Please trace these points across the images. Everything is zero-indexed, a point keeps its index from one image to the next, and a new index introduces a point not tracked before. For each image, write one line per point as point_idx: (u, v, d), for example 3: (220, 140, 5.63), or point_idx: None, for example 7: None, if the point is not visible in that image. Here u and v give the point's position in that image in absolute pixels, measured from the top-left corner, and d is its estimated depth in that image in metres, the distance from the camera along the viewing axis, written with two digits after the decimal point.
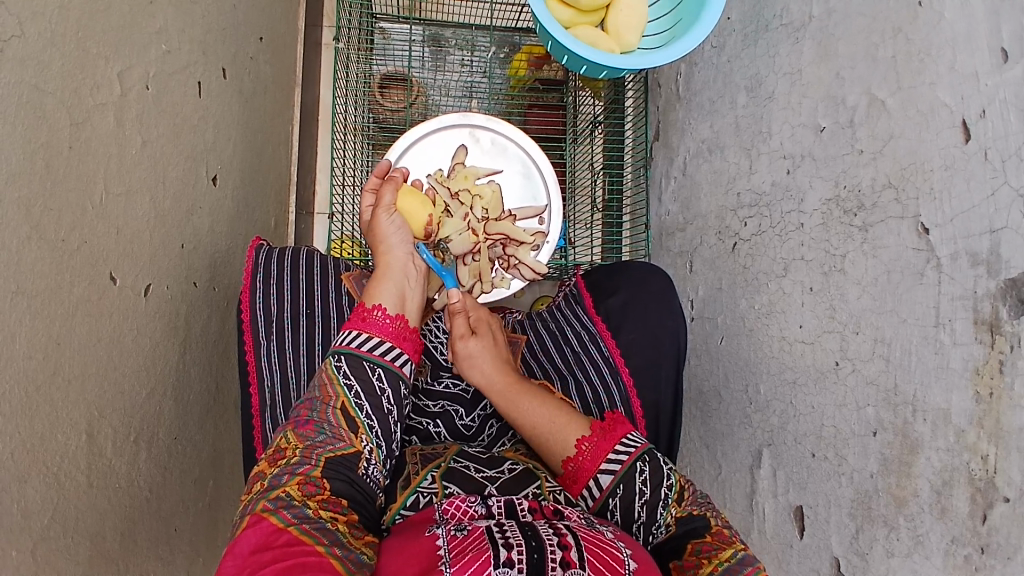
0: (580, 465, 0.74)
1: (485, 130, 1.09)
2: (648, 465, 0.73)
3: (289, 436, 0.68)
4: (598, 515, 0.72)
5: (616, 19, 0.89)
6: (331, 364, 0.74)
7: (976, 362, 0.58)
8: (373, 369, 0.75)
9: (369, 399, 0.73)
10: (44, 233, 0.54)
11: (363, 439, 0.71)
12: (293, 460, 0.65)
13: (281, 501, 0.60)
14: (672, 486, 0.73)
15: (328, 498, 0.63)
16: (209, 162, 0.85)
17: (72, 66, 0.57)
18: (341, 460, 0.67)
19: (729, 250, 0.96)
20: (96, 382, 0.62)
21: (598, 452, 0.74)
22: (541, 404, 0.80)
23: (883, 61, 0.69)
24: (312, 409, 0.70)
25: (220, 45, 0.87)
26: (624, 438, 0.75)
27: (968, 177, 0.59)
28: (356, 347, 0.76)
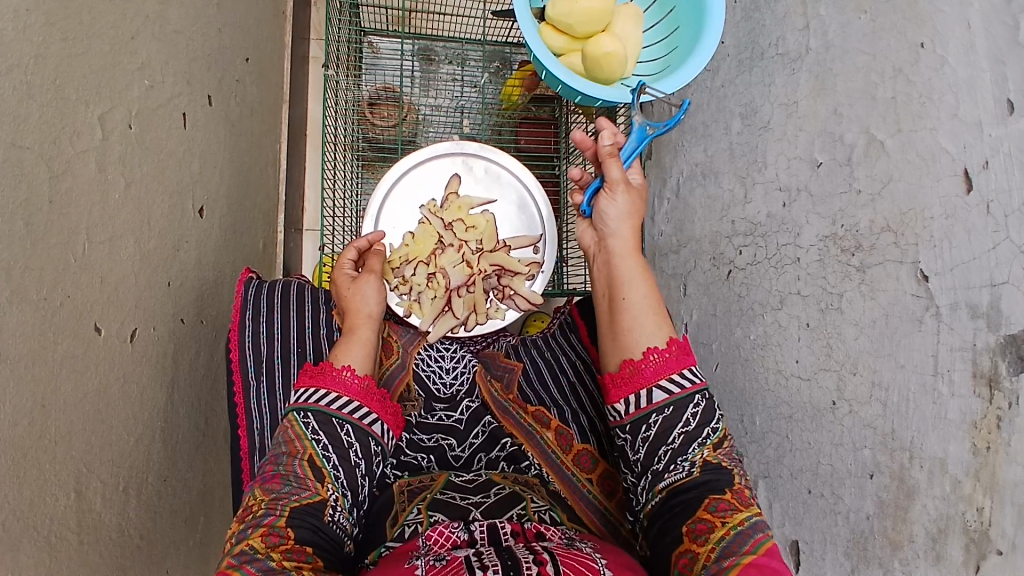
0: (639, 371, 0.72)
1: (479, 159, 1.07)
2: (703, 403, 0.72)
3: (255, 492, 0.67)
4: (634, 423, 0.72)
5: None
6: (297, 421, 0.72)
7: (974, 416, 0.58)
8: (342, 426, 0.73)
9: (337, 451, 0.71)
10: (26, 294, 0.52)
11: (331, 487, 0.70)
12: (258, 513, 0.64)
13: (245, 555, 0.60)
14: (716, 431, 0.71)
15: (293, 547, 0.62)
16: (196, 194, 0.83)
17: (52, 115, 0.55)
18: (307, 511, 0.66)
19: (723, 277, 0.96)
20: (83, 439, 0.60)
21: (666, 367, 0.72)
22: (648, 289, 0.76)
23: (882, 102, 0.68)
24: (277, 463, 0.69)
25: (205, 72, 0.84)
26: (688, 367, 0.73)
27: (969, 229, 0.59)
28: (325, 404, 0.73)
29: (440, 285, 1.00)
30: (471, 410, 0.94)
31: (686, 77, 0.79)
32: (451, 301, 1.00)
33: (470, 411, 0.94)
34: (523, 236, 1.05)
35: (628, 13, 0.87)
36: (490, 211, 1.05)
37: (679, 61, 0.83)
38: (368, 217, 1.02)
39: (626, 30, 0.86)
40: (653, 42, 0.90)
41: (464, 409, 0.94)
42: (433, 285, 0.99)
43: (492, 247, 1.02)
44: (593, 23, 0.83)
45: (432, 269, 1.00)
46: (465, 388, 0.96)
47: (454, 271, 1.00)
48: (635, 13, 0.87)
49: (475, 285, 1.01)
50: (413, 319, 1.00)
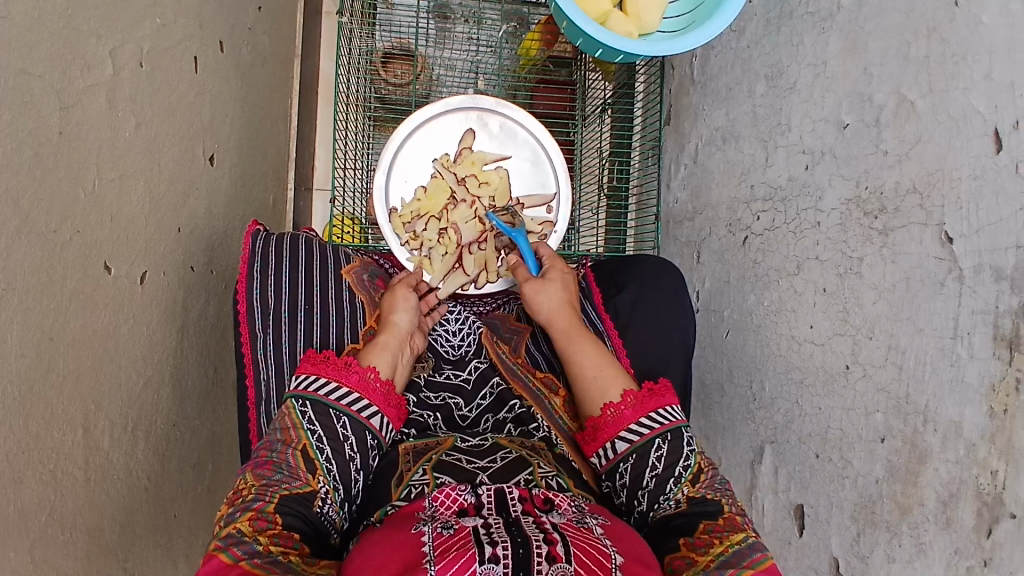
0: (602, 425, 0.76)
1: (493, 114, 1.04)
2: (667, 443, 0.72)
3: (246, 476, 0.66)
4: (610, 472, 0.73)
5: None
6: (294, 408, 0.72)
7: (992, 379, 0.58)
8: (337, 417, 0.72)
9: (332, 444, 0.70)
10: (34, 226, 0.51)
11: (322, 480, 0.68)
12: (247, 498, 0.63)
13: (231, 538, 0.58)
14: (690, 466, 0.71)
15: (280, 532, 0.60)
16: (206, 142, 0.82)
17: (63, 45, 0.53)
18: (295, 500, 0.64)
19: (739, 243, 0.95)
20: (92, 377, 0.60)
21: (634, 410, 0.74)
22: (596, 354, 0.82)
23: (915, 61, 0.66)
24: (271, 450, 0.69)
25: (217, 16, 0.82)
26: (654, 409, 0.74)
27: (998, 191, 0.57)
28: (323, 394, 0.73)
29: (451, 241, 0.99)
30: (478, 370, 0.94)
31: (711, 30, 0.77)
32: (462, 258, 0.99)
33: (478, 372, 0.95)
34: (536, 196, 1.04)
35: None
36: (503, 168, 1.04)
37: (704, 17, 0.81)
38: (380, 169, 0.99)
39: None
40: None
41: (472, 370, 0.95)
42: (444, 241, 0.99)
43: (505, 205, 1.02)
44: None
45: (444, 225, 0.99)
46: (473, 349, 0.97)
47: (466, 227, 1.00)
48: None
49: (486, 243, 1.00)
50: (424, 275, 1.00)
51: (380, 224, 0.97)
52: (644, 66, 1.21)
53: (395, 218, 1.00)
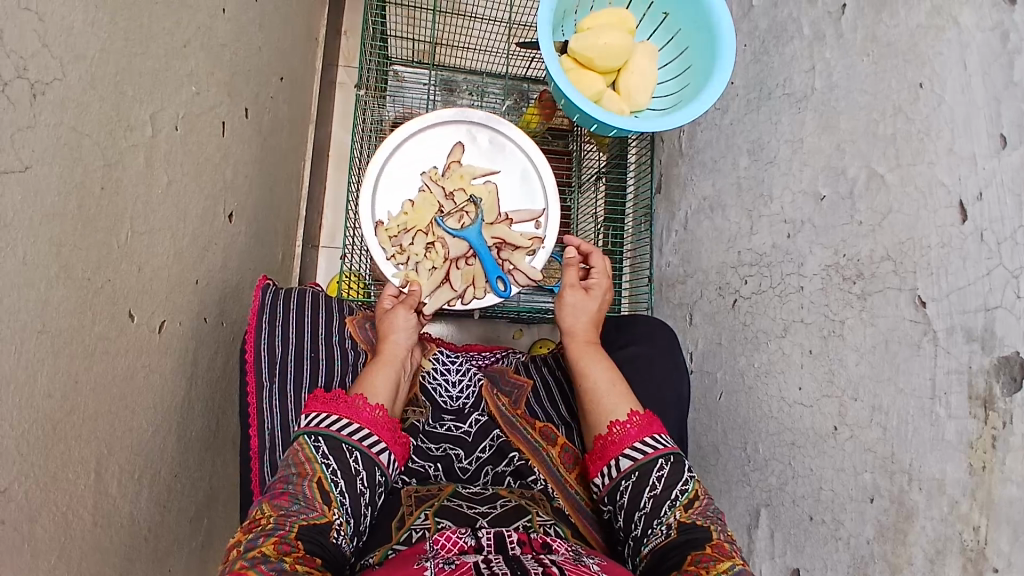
0: (608, 441, 0.77)
1: (482, 129, 1.09)
2: (669, 465, 0.74)
3: (264, 506, 0.67)
4: (609, 492, 0.75)
5: (627, 80, 0.91)
6: (308, 444, 0.73)
7: (970, 437, 0.60)
8: (351, 452, 0.74)
9: (345, 478, 0.72)
10: (71, 272, 0.55)
11: (336, 512, 0.70)
12: (266, 527, 0.64)
13: (257, 558, 0.59)
14: (687, 491, 0.72)
15: (303, 555, 0.62)
16: (227, 200, 0.87)
17: (110, 107, 0.58)
18: (314, 530, 0.66)
19: (729, 306, 0.99)
20: (107, 421, 0.62)
21: (640, 431, 0.76)
22: (607, 372, 0.83)
23: (883, 138, 0.72)
24: (286, 483, 0.70)
25: (244, 86, 0.89)
26: (656, 434, 0.76)
27: (964, 256, 0.62)
28: (336, 430, 0.75)
29: (438, 255, 1.03)
30: (480, 423, 0.94)
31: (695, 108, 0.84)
32: (450, 274, 1.03)
33: (479, 425, 0.95)
34: (524, 211, 1.07)
35: (644, 50, 0.91)
36: (491, 181, 1.08)
37: (691, 97, 0.89)
38: (368, 178, 1.03)
39: (643, 66, 0.91)
40: (668, 78, 0.95)
41: (473, 422, 0.95)
42: (431, 255, 1.02)
43: (491, 220, 1.06)
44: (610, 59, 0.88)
45: (432, 240, 1.03)
46: (471, 402, 0.97)
47: (454, 241, 1.03)
48: (651, 50, 0.92)
49: (472, 259, 1.03)
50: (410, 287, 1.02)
51: (367, 236, 1.00)
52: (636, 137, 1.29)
53: (382, 231, 1.03)
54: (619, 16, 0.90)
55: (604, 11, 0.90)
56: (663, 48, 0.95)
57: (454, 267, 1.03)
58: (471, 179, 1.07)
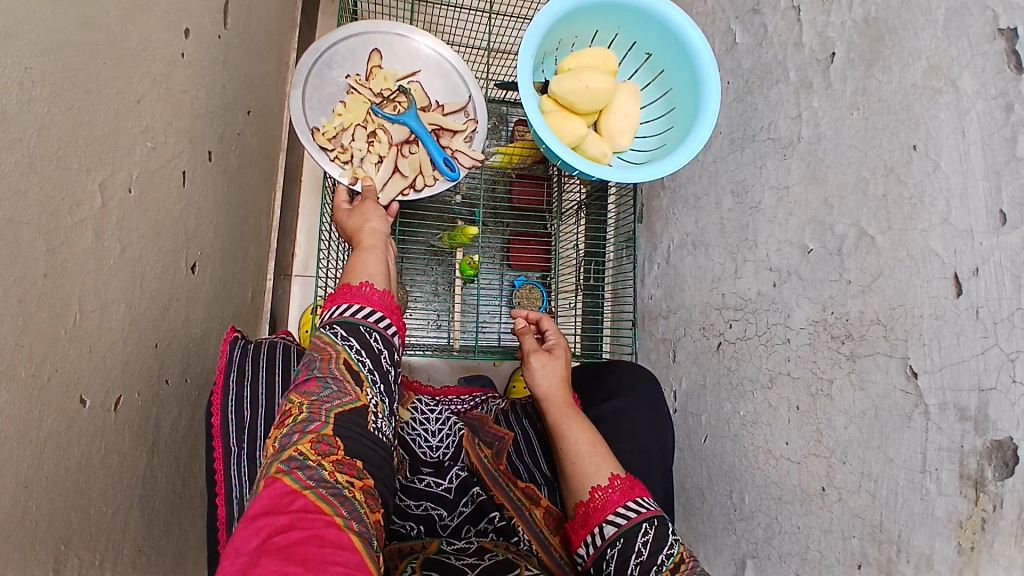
0: (590, 510, 0.73)
1: (395, 35, 1.04)
2: (653, 529, 0.70)
3: (291, 397, 0.60)
4: (596, 562, 0.71)
5: (610, 122, 0.89)
6: (325, 330, 0.65)
7: (959, 516, 0.59)
8: (370, 333, 0.67)
9: (372, 359, 0.65)
10: (15, 372, 0.50)
11: (370, 393, 0.63)
12: (300, 418, 0.57)
13: (295, 462, 0.53)
14: (673, 555, 0.68)
15: (343, 459, 0.55)
16: (190, 251, 0.82)
17: (53, 187, 0.54)
18: (349, 418, 0.59)
19: (713, 348, 0.97)
20: (63, 516, 0.58)
21: (620, 497, 0.73)
22: (583, 430, 0.81)
23: (874, 198, 0.70)
24: (311, 366, 0.62)
25: (208, 128, 0.84)
26: (638, 497, 0.73)
27: (958, 332, 0.61)
28: (352, 314, 0.67)
29: (382, 149, 0.98)
30: (460, 477, 0.92)
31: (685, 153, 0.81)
32: (398, 163, 0.97)
33: (459, 479, 0.92)
34: (455, 102, 1.04)
35: (625, 91, 0.89)
36: (416, 81, 1.03)
37: (677, 141, 0.87)
38: (294, 85, 0.95)
39: (625, 107, 0.88)
40: (650, 120, 0.93)
41: (453, 477, 0.92)
42: (374, 150, 0.97)
43: (424, 107, 1.02)
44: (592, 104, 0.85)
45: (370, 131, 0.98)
46: (451, 453, 0.95)
47: (394, 128, 0.98)
48: (633, 91, 0.90)
49: (416, 147, 0.99)
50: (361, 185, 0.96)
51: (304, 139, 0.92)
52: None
53: (319, 136, 0.96)
54: (603, 58, 0.87)
55: (590, 52, 0.87)
56: (645, 88, 0.94)
57: (399, 155, 0.98)
58: (395, 82, 1.01)
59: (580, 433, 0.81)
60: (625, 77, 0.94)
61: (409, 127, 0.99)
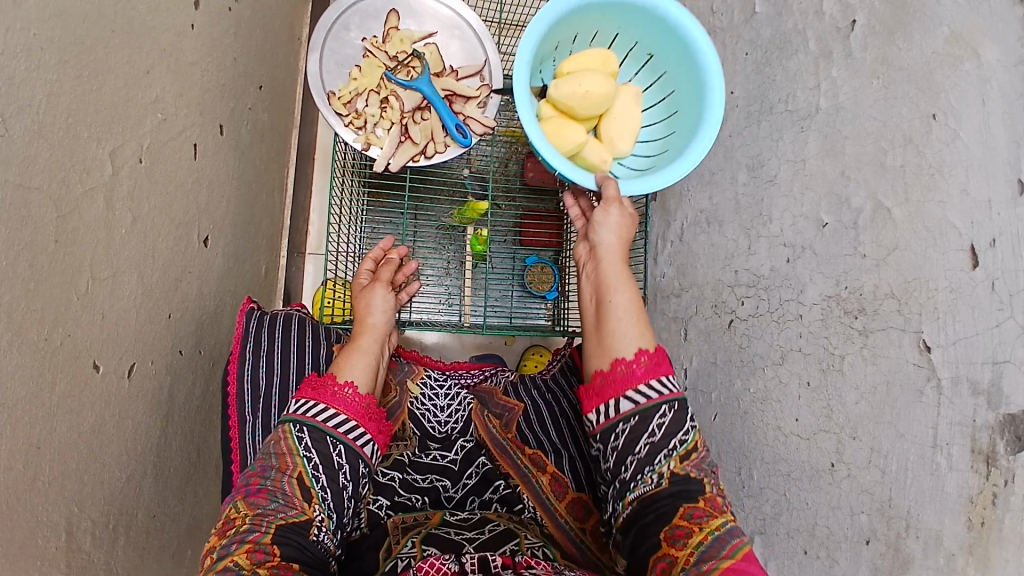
0: (609, 380, 0.73)
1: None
2: (671, 412, 0.71)
3: (239, 505, 0.67)
4: (604, 432, 0.73)
5: (610, 126, 0.87)
6: (291, 433, 0.72)
7: (970, 491, 0.58)
8: (334, 444, 0.73)
9: (327, 472, 0.71)
10: (26, 336, 0.51)
11: (317, 508, 0.69)
12: (242, 528, 0.64)
13: (228, 571, 0.59)
14: (687, 441, 0.70)
15: (279, 564, 0.61)
16: (201, 224, 0.83)
17: (63, 155, 0.54)
18: (291, 529, 0.65)
19: (724, 326, 0.96)
20: (76, 480, 0.59)
21: (646, 373, 0.72)
22: (633, 303, 0.76)
23: (892, 169, 0.69)
24: (265, 478, 0.69)
25: (218, 102, 0.84)
26: (664, 377, 0.72)
27: (974, 305, 0.59)
28: (321, 420, 0.74)
29: (393, 112, 0.94)
30: (465, 449, 0.93)
31: (685, 144, 0.81)
32: (408, 130, 0.94)
33: (465, 451, 0.93)
34: (470, 65, 0.98)
35: (627, 94, 0.88)
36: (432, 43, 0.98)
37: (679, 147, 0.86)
38: (311, 51, 0.94)
39: (625, 112, 0.87)
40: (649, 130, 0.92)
41: (458, 449, 0.93)
42: (385, 115, 0.94)
43: (439, 71, 0.96)
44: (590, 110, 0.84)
45: (384, 95, 0.94)
46: (459, 427, 0.96)
47: (406, 94, 0.94)
48: (635, 95, 0.88)
49: (428, 113, 0.95)
50: (373, 152, 0.95)
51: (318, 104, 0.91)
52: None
53: (334, 100, 0.94)
54: (602, 59, 0.86)
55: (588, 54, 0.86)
56: (645, 91, 0.92)
57: (411, 121, 0.95)
58: (412, 44, 0.95)
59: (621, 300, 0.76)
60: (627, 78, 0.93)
61: (422, 92, 0.94)
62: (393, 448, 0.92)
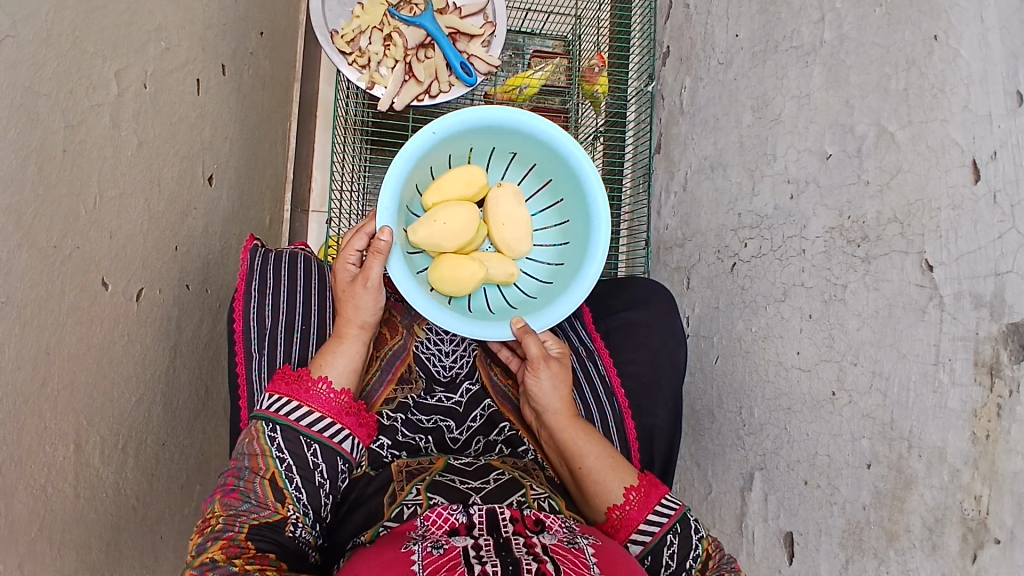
0: (623, 516, 0.73)
1: None
2: (678, 539, 0.70)
3: (211, 505, 0.64)
4: None
5: (502, 235, 0.80)
6: (263, 433, 0.69)
7: (974, 405, 0.59)
8: (309, 444, 0.70)
9: (302, 473, 0.69)
10: (35, 241, 0.52)
11: (292, 507, 0.67)
12: (215, 528, 0.62)
13: (206, 566, 0.58)
14: (699, 556, 0.70)
15: (255, 554, 0.60)
16: (205, 162, 0.83)
17: (69, 66, 0.55)
18: (265, 529, 0.64)
19: (727, 269, 0.96)
20: (86, 393, 0.60)
21: (641, 509, 0.72)
22: (601, 447, 0.78)
23: (895, 94, 0.68)
24: (238, 477, 0.66)
25: (220, 41, 0.84)
26: (660, 501, 0.73)
27: (976, 219, 0.59)
28: (295, 420, 0.70)
29: (397, 49, 0.95)
30: (470, 392, 0.93)
31: (578, 293, 0.79)
32: (412, 68, 0.95)
33: (470, 394, 0.93)
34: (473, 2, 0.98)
35: (506, 194, 0.80)
36: None
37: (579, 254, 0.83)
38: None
39: (508, 209, 0.79)
40: (539, 211, 0.86)
41: (464, 392, 0.93)
42: (389, 52, 0.95)
43: (442, 8, 0.97)
44: (472, 226, 0.77)
45: (387, 31, 0.95)
46: (465, 370, 0.95)
47: (409, 31, 0.95)
48: (515, 191, 0.81)
49: (431, 50, 0.96)
50: (377, 91, 0.96)
51: (321, 41, 0.92)
52: (637, 75, 1.27)
53: (337, 38, 0.94)
54: (468, 177, 0.78)
55: (453, 172, 0.78)
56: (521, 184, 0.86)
57: (414, 59, 0.96)
58: None
59: (590, 448, 0.77)
60: (495, 180, 0.85)
61: (425, 29, 0.95)
62: (398, 390, 0.91)
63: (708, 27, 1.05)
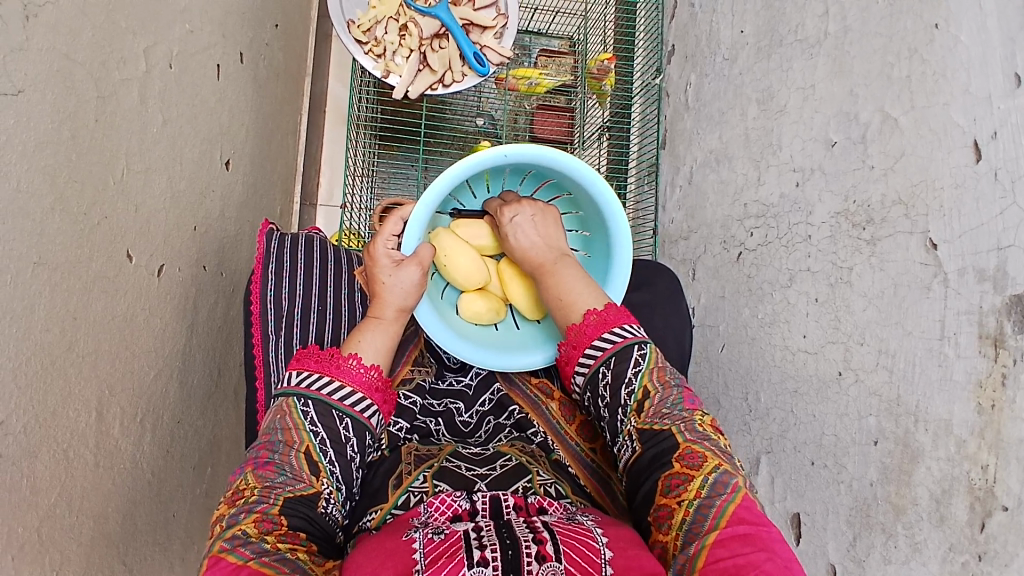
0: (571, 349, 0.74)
1: None
2: (610, 370, 0.70)
3: (247, 477, 0.63)
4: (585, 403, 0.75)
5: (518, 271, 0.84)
6: (297, 409, 0.69)
7: (979, 376, 0.59)
8: (340, 418, 0.70)
9: (335, 447, 0.68)
10: (66, 205, 0.53)
11: (325, 481, 0.66)
12: (250, 500, 0.61)
13: (237, 539, 0.56)
14: (635, 393, 0.68)
15: (286, 531, 0.58)
16: (224, 147, 0.85)
17: (104, 37, 0.56)
18: (299, 503, 0.62)
19: (734, 259, 0.98)
20: (109, 361, 0.61)
21: (590, 335, 0.73)
22: (569, 279, 0.76)
23: (898, 81, 0.71)
24: (272, 450, 0.66)
25: (239, 29, 0.86)
26: (616, 326, 0.72)
27: (977, 196, 0.61)
28: (327, 394, 0.70)
29: (413, 39, 1.01)
30: (481, 375, 0.95)
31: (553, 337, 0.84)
32: (427, 58, 1.01)
33: (480, 378, 0.95)
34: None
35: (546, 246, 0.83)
36: None
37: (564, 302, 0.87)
38: None
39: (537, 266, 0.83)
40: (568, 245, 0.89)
41: (474, 375, 0.95)
42: (405, 42, 1.01)
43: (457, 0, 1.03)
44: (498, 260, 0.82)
45: (404, 21, 1.01)
46: None
47: (425, 21, 1.00)
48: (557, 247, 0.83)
49: (445, 40, 1.01)
50: (392, 79, 1.02)
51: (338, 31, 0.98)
52: (643, 71, 1.31)
53: (354, 28, 1.00)
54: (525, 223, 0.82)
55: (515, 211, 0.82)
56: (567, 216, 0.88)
57: (429, 50, 1.02)
58: None
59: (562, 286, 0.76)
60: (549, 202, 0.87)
61: (440, 19, 1.01)
62: (414, 372, 0.93)
63: (714, 25, 1.08)
